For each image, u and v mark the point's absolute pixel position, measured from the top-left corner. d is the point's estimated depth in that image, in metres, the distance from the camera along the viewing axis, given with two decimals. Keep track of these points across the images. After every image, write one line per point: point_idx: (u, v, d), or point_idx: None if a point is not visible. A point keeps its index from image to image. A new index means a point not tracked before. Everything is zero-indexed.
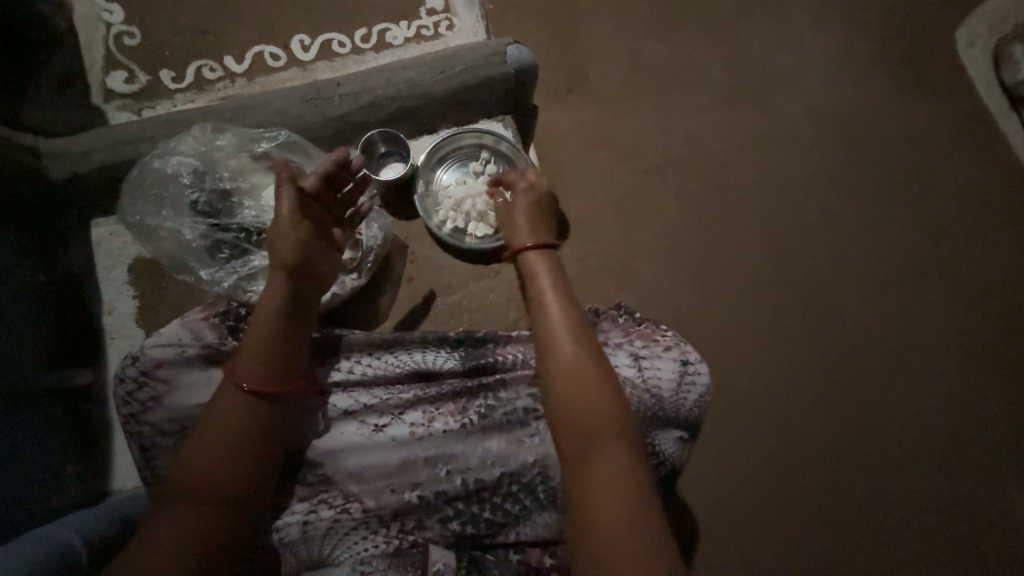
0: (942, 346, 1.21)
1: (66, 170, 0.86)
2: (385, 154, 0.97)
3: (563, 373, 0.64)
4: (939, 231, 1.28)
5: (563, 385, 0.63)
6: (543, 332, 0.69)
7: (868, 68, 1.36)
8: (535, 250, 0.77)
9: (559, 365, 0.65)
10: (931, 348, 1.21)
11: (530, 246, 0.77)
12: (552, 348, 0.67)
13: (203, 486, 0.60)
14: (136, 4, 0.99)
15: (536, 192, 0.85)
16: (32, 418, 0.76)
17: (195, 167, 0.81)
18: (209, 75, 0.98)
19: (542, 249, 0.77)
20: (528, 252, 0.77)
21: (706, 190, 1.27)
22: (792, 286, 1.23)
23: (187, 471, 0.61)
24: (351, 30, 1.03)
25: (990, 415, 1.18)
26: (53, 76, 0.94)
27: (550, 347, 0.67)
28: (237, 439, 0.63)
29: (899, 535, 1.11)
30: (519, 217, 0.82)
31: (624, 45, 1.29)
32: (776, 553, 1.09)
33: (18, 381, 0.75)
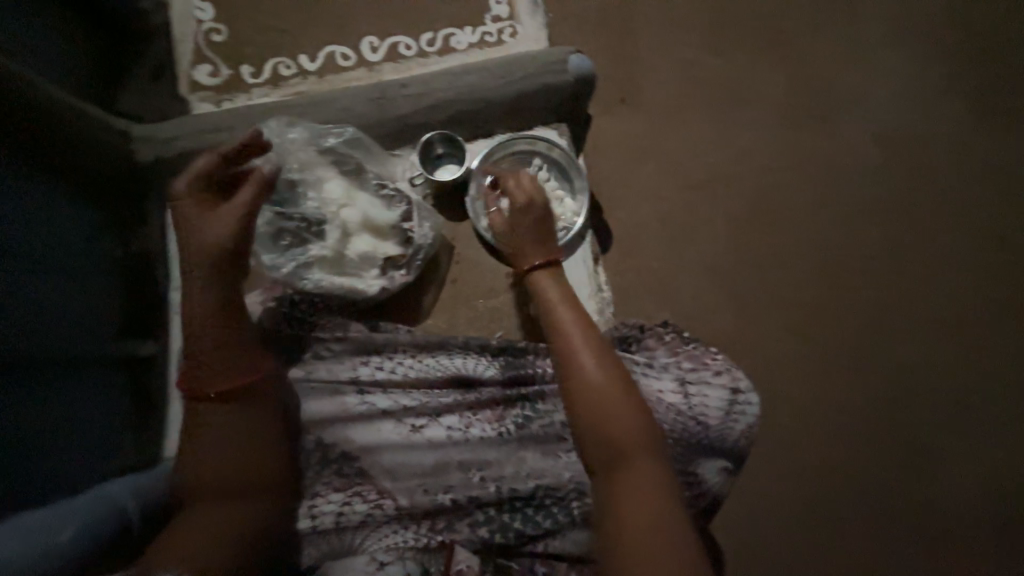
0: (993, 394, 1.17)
1: (151, 153, 0.92)
2: (442, 154, 1.00)
3: (590, 398, 0.63)
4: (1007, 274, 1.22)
5: (594, 411, 0.62)
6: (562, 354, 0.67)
7: (946, 93, 1.28)
8: (544, 268, 0.77)
9: (588, 387, 0.64)
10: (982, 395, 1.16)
11: (540, 265, 0.77)
12: (579, 371, 0.65)
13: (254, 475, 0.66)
14: (224, 2, 1.06)
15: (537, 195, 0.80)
16: (95, 383, 0.81)
17: (268, 158, 0.86)
18: (284, 71, 1.04)
19: (551, 267, 0.77)
20: (540, 271, 0.77)
21: (759, 211, 1.23)
22: (843, 318, 1.18)
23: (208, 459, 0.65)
24: (417, 34, 1.07)
25: None
26: (148, 66, 1.02)
27: (571, 370, 0.66)
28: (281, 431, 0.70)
29: None
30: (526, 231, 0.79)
31: (686, 58, 1.27)
32: None
33: (84, 350, 0.79)
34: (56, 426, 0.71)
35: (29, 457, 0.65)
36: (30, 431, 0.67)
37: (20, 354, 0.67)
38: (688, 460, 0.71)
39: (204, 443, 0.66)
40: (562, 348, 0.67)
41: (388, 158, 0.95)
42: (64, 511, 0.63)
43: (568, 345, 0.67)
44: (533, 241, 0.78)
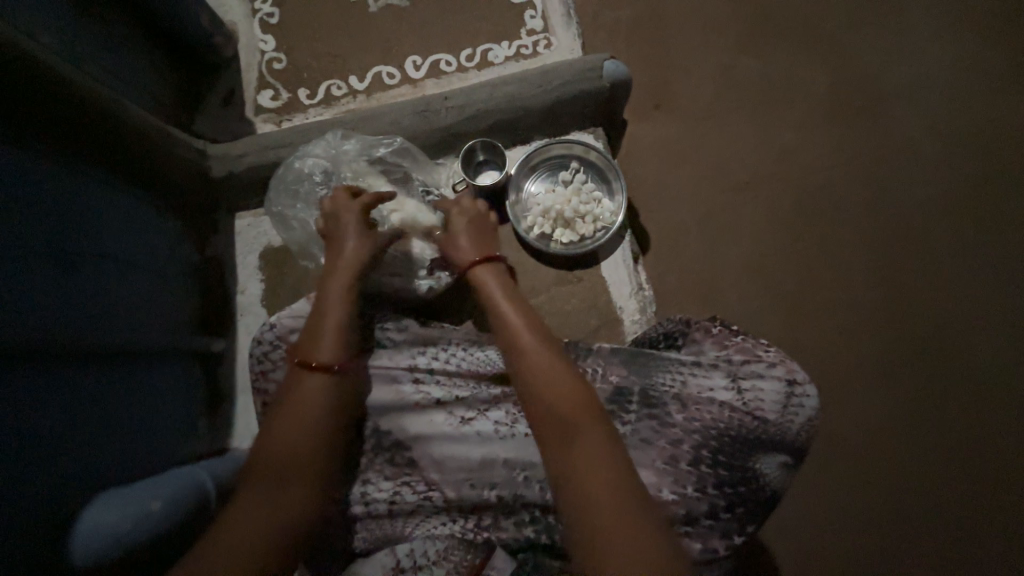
0: None
1: (226, 168, 1.02)
2: (482, 162, 1.04)
3: (533, 375, 0.66)
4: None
5: (539, 388, 0.65)
6: (506, 338, 0.71)
7: (999, 83, 1.24)
8: (482, 263, 0.80)
9: (530, 366, 0.67)
10: None
11: (478, 261, 0.80)
12: (522, 352, 0.69)
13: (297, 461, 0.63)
14: (284, 33, 1.17)
15: (472, 212, 0.88)
16: (173, 377, 0.91)
17: (324, 168, 0.92)
18: (336, 92, 1.13)
19: (489, 262, 0.80)
20: (477, 266, 0.80)
21: (801, 209, 1.21)
22: (898, 319, 1.15)
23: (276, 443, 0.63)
24: (457, 51, 1.13)
25: None
26: (220, 95, 1.14)
27: (516, 352, 0.69)
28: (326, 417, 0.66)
29: None
30: (461, 237, 0.84)
31: (720, 61, 1.28)
32: None
33: (165, 346, 0.90)
34: (138, 415, 0.80)
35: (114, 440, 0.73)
36: (123, 413, 0.76)
37: (116, 343, 0.78)
38: (745, 456, 0.70)
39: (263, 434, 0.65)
40: (509, 342, 0.71)
41: (431, 165, 1.01)
42: (143, 488, 0.70)
43: (513, 338, 0.71)
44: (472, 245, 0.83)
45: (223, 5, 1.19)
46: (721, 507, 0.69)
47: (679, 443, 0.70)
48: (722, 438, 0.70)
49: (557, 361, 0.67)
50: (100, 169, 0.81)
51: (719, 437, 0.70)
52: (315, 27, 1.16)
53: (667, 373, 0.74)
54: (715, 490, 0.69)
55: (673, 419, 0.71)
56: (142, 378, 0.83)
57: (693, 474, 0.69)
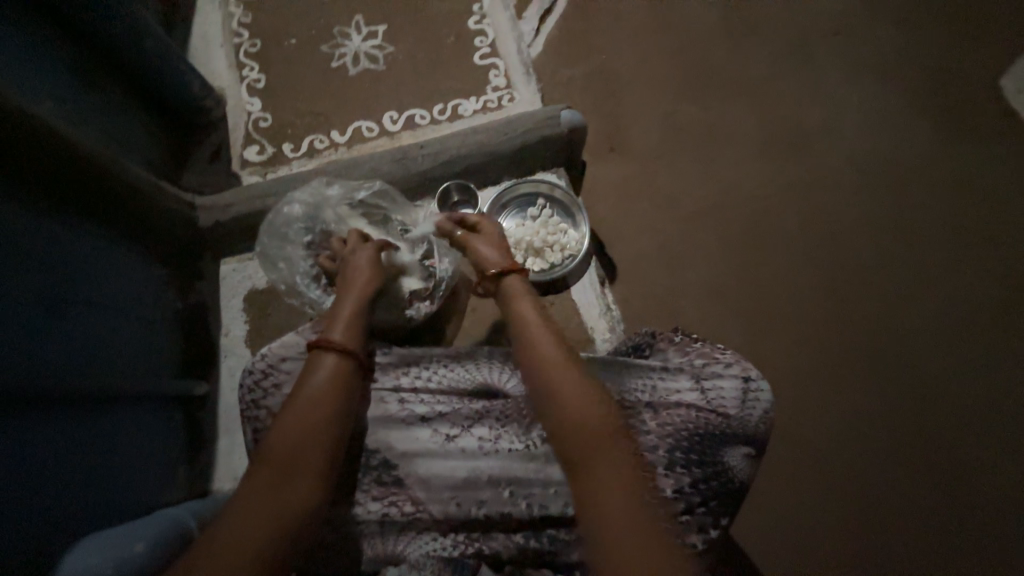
0: (1001, 384, 1.21)
1: (212, 218, 1.08)
2: (457, 202, 1.14)
3: (552, 383, 0.66)
4: (995, 276, 1.30)
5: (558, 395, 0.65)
6: (525, 347, 0.71)
7: (905, 117, 1.44)
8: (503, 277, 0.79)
9: (548, 374, 0.67)
10: (987, 386, 1.21)
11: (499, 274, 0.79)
12: (542, 362, 0.69)
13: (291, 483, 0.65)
14: (269, 96, 1.27)
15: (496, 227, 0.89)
16: (150, 421, 0.92)
17: (309, 213, 0.99)
18: (319, 145, 1.23)
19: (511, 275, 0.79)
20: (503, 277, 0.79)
21: (748, 232, 1.34)
22: (844, 327, 1.26)
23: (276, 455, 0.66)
24: (430, 106, 1.26)
25: None
26: (207, 151, 1.22)
27: (539, 360, 0.69)
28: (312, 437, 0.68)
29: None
30: (486, 248, 0.84)
31: (665, 108, 1.45)
32: None
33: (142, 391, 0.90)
34: (111, 460, 0.79)
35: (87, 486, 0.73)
36: (96, 459, 0.76)
37: (93, 387, 0.79)
38: (714, 452, 0.74)
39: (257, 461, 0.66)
40: (526, 345, 0.71)
41: (410, 207, 1.08)
42: (139, 524, 0.72)
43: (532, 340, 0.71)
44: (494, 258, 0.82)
45: (212, 73, 1.30)
46: (697, 503, 0.73)
47: (655, 448, 0.74)
48: (692, 437, 0.74)
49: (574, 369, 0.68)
50: (97, 225, 0.87)
51: (690, 437, 0.74)
52: (299, 90, 1.28)
53: (638, 378, 0.79)
54: (690, 488, 0.73)
55: (647, 426, 0.75)
56: (115, 421, 0.83)
57: (670, 476, 0.73)
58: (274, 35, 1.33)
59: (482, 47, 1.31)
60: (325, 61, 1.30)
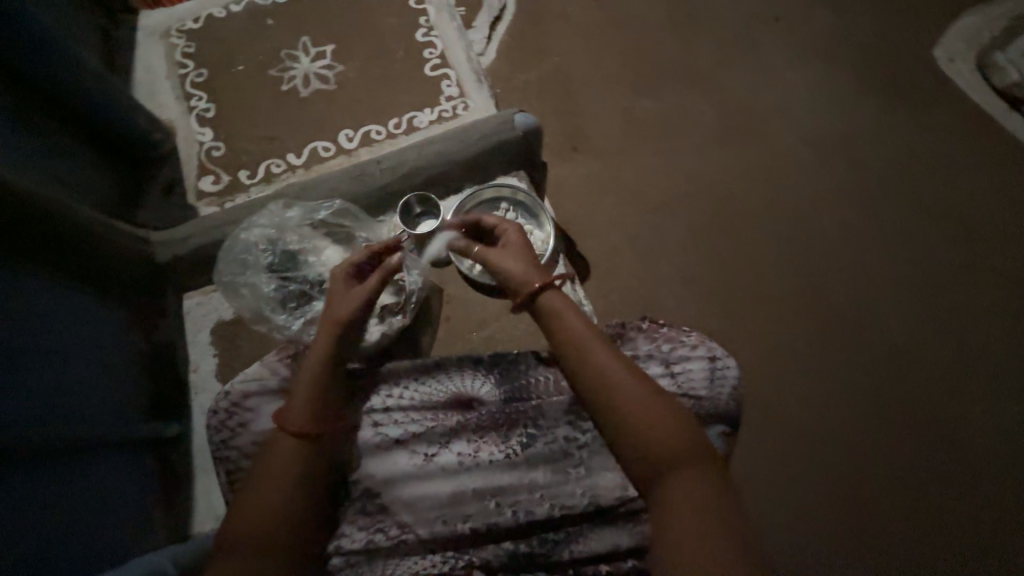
0: (963, 339, 1.26)
1: (170, 253, 1.05)
2: (420, 214, 1.11)
3: (616, 399, 0.65)
4: (946, 237, 1.35)
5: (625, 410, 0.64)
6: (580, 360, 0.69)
7: (848, 94, 1.50)
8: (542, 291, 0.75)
9: (611, 391, 0.66)
10: (950, 342, 1.26)
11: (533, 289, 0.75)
12: (603, 376, 0.67)
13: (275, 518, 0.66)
14: (221, 125, 1.25)
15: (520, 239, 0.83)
16: (121, 468, 0.89)
17: (270, 237, 0.98)
18: (276, 170, 1.21)
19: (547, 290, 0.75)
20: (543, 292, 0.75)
21: (712, 216, 1.37)
22: (812, 299, 1.30)
23: (253, 512, 0.66)
24: (385, 121, 1.26)
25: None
26: (161, 186, 1.19)
27: (598, 375, 0.67)
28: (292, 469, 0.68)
29: (944, 529, 1.13)
30: (512, 261, 0.79)
31: (619, 104, 1.48)
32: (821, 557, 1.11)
33: (109, 439, 0.87)
34: (77, 515, 0.76)
35: (51, 543, 0.70)
36: (66, 514, 0.74)
37: (65, 439, 0.77)
38: None
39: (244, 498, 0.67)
40: (578, 359, 0.69)
41: (374, 223, 1.07)
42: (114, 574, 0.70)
43: (583, 352, 0.69)
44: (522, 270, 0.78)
45: (159, 106, 1.28)
46: None
47: None
48: None
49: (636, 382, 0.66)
50: (59, 273, 0.85)
51: None
52: (251, 116, 1.26)
53: None
54: None
55: None
56: (81, 473, 0.80)
57: None
58: (221, 63, 1.32)
59: (432, 58, 1.32)
60: (275, 85, 1.29)
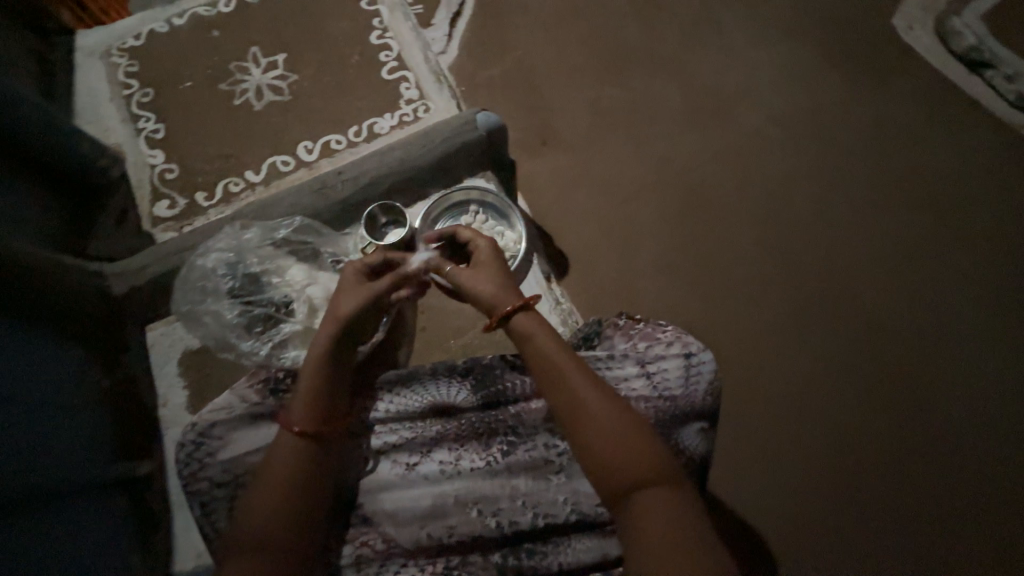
0: (940, 304, 1.27)
1: (126, 285, 1.01)
2: (386, 224, 1.06)
3: (588, 425, 0.66)
4: (916, 205, 1.36)
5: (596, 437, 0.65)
6: (555, 383, 0.70)
7: (812, 69, 1.50)
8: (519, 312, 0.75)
9: (584, 417, 0.67)
10: (929, 308, 1.27)
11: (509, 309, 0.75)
12: (576, 399, 0.68)
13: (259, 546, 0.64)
14: (173, 146, 1.20)
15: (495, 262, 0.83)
16: (90, 512, 0.85)
17: (229, 260, 0.94)
18: (234, 188, 1.17)
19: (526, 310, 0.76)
20: (516, 314, 0.75)
21: (686, 202, 1.36)
22: (790, 277, 1.30)
23: (244, 527, 0.65)
24: (345, 129, 1.22)
25: (1004, 361, 1.22)
26: (113, 214, 1.14)
27: (572, 400, 0.68)
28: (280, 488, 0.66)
29: (939, 496, 1.13)
30: (487, 283, 0.79)
31: (584, 94, 1.45)
32: (821, 534, 1.10)
33: (75, 480, 0.83)
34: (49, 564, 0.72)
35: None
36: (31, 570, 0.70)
37: (22, 490, 0.73)
38: (666, 435, 0.75)
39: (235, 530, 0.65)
40: (554, 382, 0.70)
41: (339, 236, 1.04)
42: None
43: (558, 373, 0.70)
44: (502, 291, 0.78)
45: (106, 131, 1.22)
46: None
47: None
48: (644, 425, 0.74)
49: (609, 405, 0.67)
50: (9, 318, 0.79)
51: None
52: (204, 134, 1.22)
53: None
54: None
55: None
56: (45, 520, 0.76)
57: None
58: (169, 81, 1.26)
59: (389, 61, 1.28)
60: (227, 100, 1.24)
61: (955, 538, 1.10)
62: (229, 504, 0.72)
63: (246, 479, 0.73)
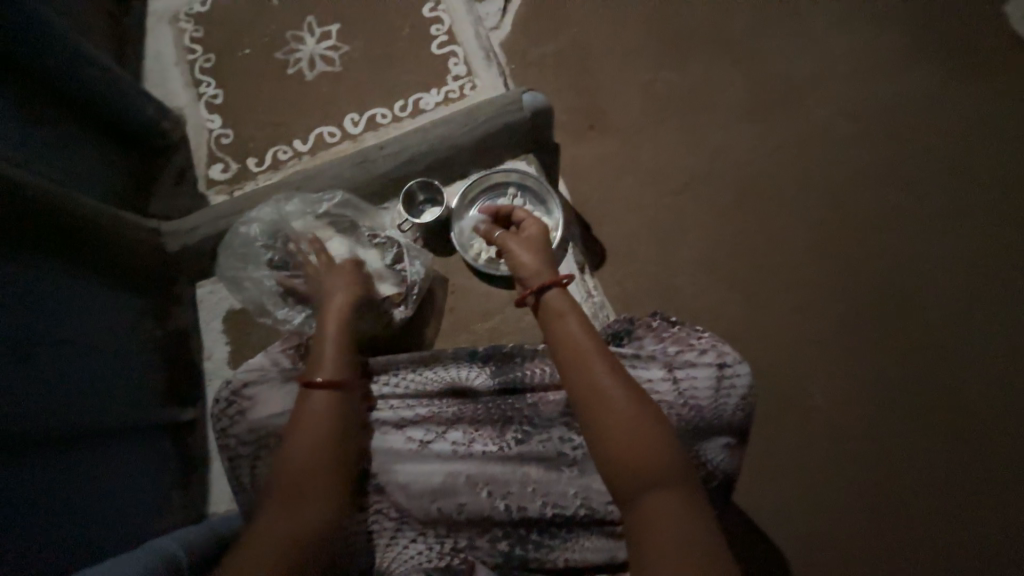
0: (1021, 333, 1.14)
1: (178, 243, 1.07)
2: (423, 202, 1.10)
3: (606, 418, 0.64)
4: (1004, 219, 1.22)
5: (616, 431, 0.63)
6: (578, 370, 0.68)
7: (901, 59, 1.34)
8: (557, 289, 0.75)
9: (602, 410, 0.64)
10: (1006, 336, 1.14)
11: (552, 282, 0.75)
12: (596, 389, 0.66)
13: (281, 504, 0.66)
14: (230, 112, 1.25)
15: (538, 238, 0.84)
16: (136, 450, 0.92)
17: (270, 230, 0.99)
18: (283, 157, 1.20)
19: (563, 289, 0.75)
20: (549, 291, 0.75)
21: (738, 199, 1.28)
22: (847, 288, 1.20)
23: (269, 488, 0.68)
24: (391, 103, 1.22)
25: None
26: (172, 174, 1.21)
27: (593, 390, 0.66)
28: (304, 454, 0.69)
29: (990, 540, 1.03)
30: (528, 257, 0.80)
31: (639, 77, 1.38)
32: (847, 561, 1.04)
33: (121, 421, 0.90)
34: (94, 493, 0.80)
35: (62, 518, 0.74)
36: (82, 496, 0.78)
37: (74, 426, 0.80)
38: (689, 445, 0.72)
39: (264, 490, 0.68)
40: (574, 364, 0.68)
41: (376, 213, 1.07)
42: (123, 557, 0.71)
43: (579, 357, 0.68)
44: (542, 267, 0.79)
45: (170, 94, 1.28)
46: None
47: None
48: None
49: (630, 400, 0.65)
50: (67, 264, 0.87)
51: None
52: (259, 102, 1.25)
53: None
54: None
55: None
56: (95, 454, 0.83)
57: None
58: (229, 47, 1.30)
59: (439, 35, 1.26)
60: (281, 68, 1.27)
61: None
62: (254, 462, 0.76)
63: (270, 441, 0.77)
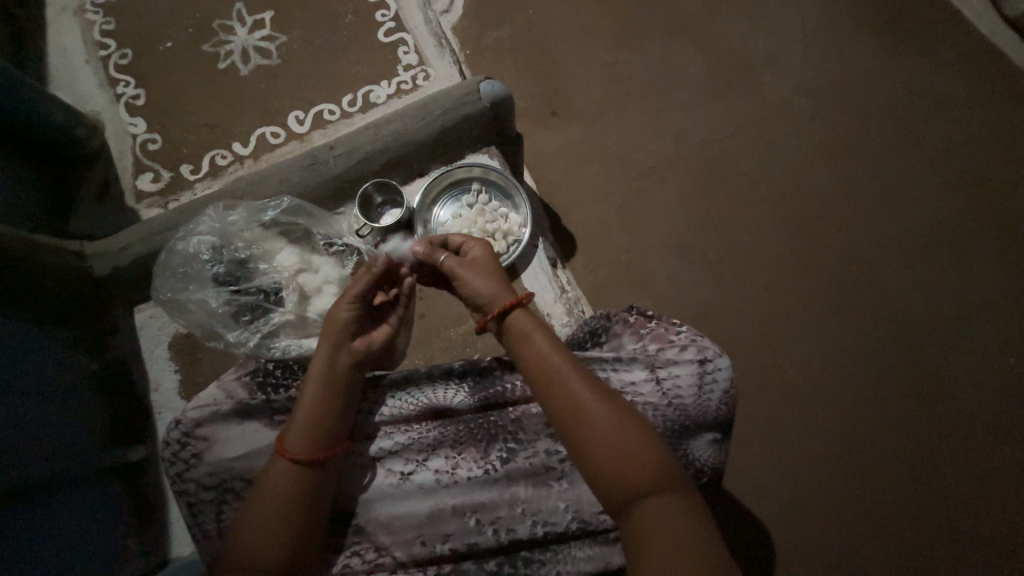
0: (971, 296, 1.20)
1: (108, 266, 0.97)
2: (381, 204, 1.03)
3: (596, 444, 0.61)
4: (951, 186, 1.27)
5: (611, 459, 0.60)
6: (562, 399, 0.64)
7: (852, 33, 1.36)
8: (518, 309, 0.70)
9: (592, 435, 0.61)
10: (957, 300, 1.20)
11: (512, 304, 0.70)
12: (581, 415, 0.62)
13: (255, 555, 0.62)
14: (155, 113, 1.13)
15: (484, 257, 0.75)
16: (84, 499, 0.84)
17: (213, 244, 0.89)
18: (221, 162, 1.10)
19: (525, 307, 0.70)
20: (516, 309, 0.70)
21: (704, 181, 1.27)
22: (812, 264, 1.22)
23: (240, 540, 0.63)
24: (338, 98, 1.13)
25: None
26: (95, 187, 1.08)
27: (579, 418, 0.62)
28: (273, 505, 0.63)
29: (950, 493, 1.10)
30: (479, 281, 0.72)
31: (598, 60, 1.33)
32: (823, 526, 1.09)
33: (69, 470, 0.82)
34: (51, 549, 0.73)
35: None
36: (38, 552, 0.71)
37: (9, 482, 0.71)
38: (675, 446, 0.71)
39: (234, 543, 0.63)
40: (554, 390, 0.64)
41: (330, 217, 0.99)
42: None
43: (553, 377, 0.65)
44: (498, 287, 0.72)
45: (83, 97, 1.14)
46: None
47: None
48: None
49: (622, 421, 0.62)
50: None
51: None
52: (189, 101, 1.13)
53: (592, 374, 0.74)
54: None
55: None
56: (44, 507, 0.76)
57: None
58: (148, 41, 1.17)
59: (386, 20, 1.17)
60: (210, 63, 1.15)
61: (963, 531, 1.08)
62: (218, 507, 0.70)
63: (235, 483, 0.70)
